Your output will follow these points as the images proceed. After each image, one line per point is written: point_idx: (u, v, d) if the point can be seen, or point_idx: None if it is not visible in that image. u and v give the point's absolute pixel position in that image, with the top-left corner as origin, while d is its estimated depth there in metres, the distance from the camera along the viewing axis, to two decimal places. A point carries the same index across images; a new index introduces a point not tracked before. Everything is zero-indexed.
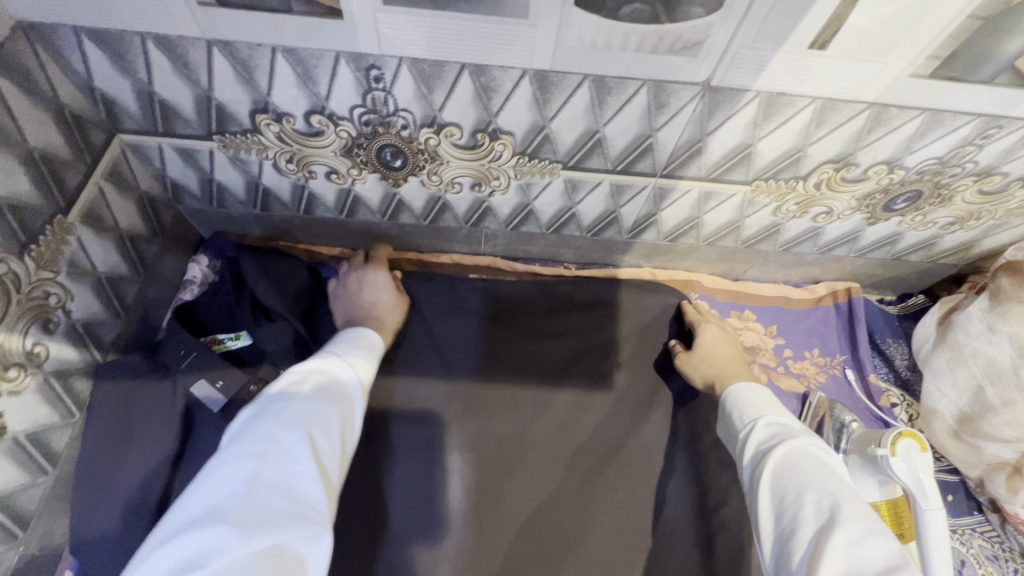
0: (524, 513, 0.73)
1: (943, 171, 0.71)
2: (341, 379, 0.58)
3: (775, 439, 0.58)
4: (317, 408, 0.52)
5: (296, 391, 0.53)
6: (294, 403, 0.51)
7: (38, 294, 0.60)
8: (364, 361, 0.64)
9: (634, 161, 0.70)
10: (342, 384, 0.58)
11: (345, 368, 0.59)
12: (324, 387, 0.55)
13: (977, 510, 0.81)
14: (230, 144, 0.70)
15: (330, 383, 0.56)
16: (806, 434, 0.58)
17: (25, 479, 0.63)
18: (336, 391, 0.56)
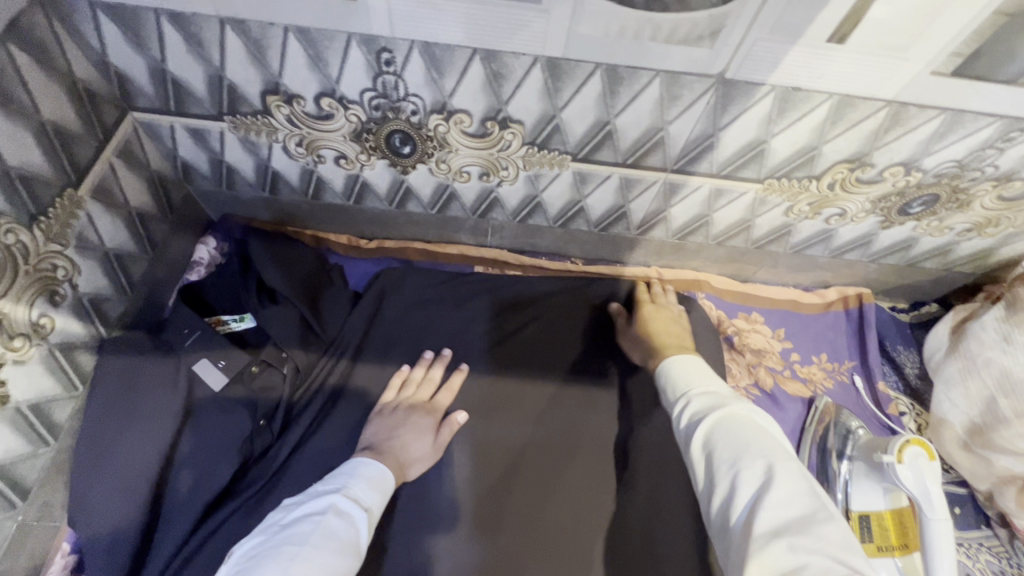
0: (531, 513, 0.71)
1: (961, 174, 0.69)
2: (351, 524, 0.56)
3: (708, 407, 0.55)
4: (320, 561, 0.50)
5: (303, 539, 0.51)
6: (297, 552, 0.50)
7: (46, 266, 0.60)
8: (378, 497, 0.61)
9: (644, 155, 0.70)
10: (352, 527, 0.55)
11: (357, 512, 0.57)
12: (330, 532, 0.53)
13: (985, 524, 0.79)
14: (241, 125, 0.70)
15: (337, 526, 0.54)
16: (735, 399, 0.55)
17: (27, 449, 0.63)
18: (344, 538, 0.54)
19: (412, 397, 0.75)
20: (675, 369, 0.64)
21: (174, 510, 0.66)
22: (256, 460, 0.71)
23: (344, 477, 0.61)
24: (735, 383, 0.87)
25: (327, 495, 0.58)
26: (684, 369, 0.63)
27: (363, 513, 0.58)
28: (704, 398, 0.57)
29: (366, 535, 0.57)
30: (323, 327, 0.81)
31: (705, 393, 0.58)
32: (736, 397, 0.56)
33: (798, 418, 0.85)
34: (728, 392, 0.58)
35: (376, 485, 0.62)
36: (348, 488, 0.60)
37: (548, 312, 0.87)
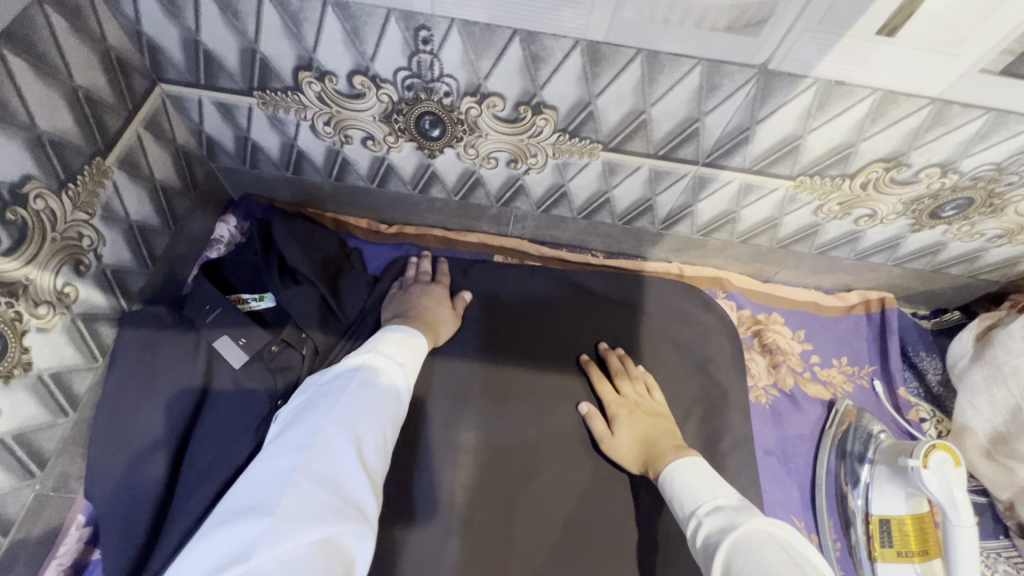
0: (538, 504, 0.72)
1: (998, 178, 0.68)
2: (384, 376, 0.59)
3: (724, 524, 0.52)
4: (360, 407, 0.54)
5: (341, 391, 0.54)
6: (341, 399, 0.53)
7: (72, 235, 0.59)
8: (408, 356, 0.64)
9: (677, 146, 0.69)
10: (385, 381, 0.59)
11: (388, 368, 0.60)
12: (367, 383, 0.57)
13: (1004, 534, 0.78)
14: (270, 101, 0.69)
15: (372, 379, 0.57)
16: (747, 513, 0.52)
17: (47, 418, 0.60)
18: (380, 391, 0.57)
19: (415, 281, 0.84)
20: (680, 477, 0.61)
21: (190, 484, 0.65)
22: None
23: (372, 343, 0.64)
24: (754, 383, 0.86)
25: (360, 354, 0.61)
26: (689, 480, 0.60)
27: (394, 368, 0.61)
28: (713, 515, 0.54)
29: (404, 386, 0.61)
30: (343, 309, 0.81)
31: (712, 510, 0.55)
32: (751, 511, 0.52)
33: (817, 420, 0.84)
34: (737, 504, 0.55)
35: (400, 347, 0.64)
36: (378, 348, 0.62)
37: (567, 305, 0.87)
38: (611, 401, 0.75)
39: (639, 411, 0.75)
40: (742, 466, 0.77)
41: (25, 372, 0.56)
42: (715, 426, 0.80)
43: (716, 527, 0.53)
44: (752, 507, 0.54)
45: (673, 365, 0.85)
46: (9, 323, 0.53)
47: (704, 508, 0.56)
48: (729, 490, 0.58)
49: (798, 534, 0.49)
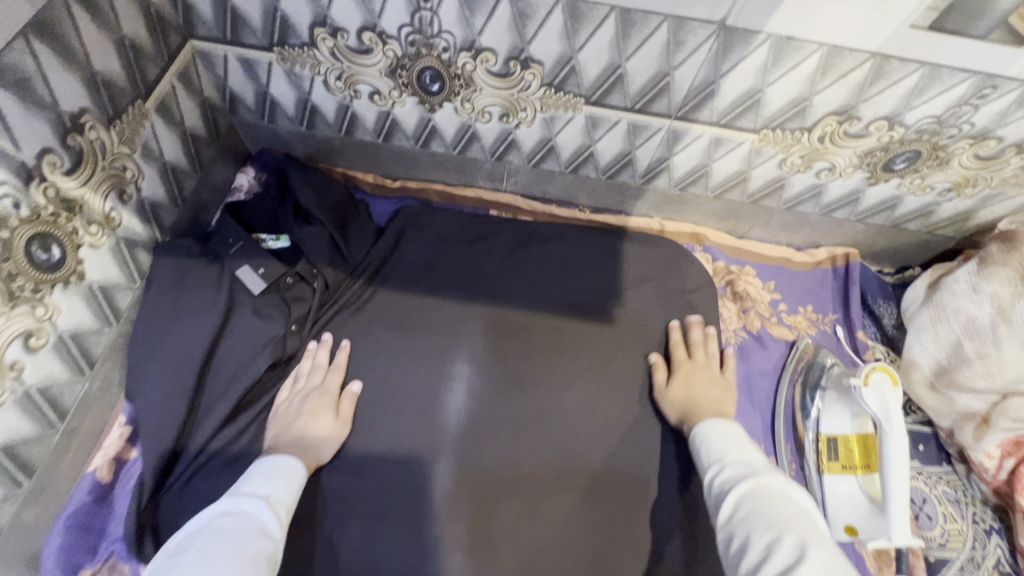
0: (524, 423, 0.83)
1: (940, 131, 0.75)
2: (248, 515, 0.57)
3: (748, 473, 0.59)
4: (223, 548, 0.51)
5: (194, 542, 0.52)
6: (199, 543, 0.52)
7: (116, 166, 0.68)
8: (279, 484, 0.64)
9: (651, 100, 0.77)
10: (251, 517, 0.57)
11: (253, 502, 0.59)
12: (228, 526, 0.54)
13: (946, 461, 0.86)
14: (288, 57, 0.78)
15: (234, 521, 0.55)
16: (772, 472, 0.59)
17: (96, 324, 0.69)
18: (244, 526, 0.55)
19: (306, 385, 0.79)
20: (705, 433, 0.70)
21: (213, 398, 0.76)
22: (285, 362, 0.81)
23: (240, 481, 0.63)
24: (725, 326, 0.95)
25: (222, 498, 0.59)
26: (720, 438, 0.67)
27: (259, 500, 0.60)
28: (737, 467, 0.61)
29: (276, 519, 0.59)
30: (351, 250, 0.89)
31: (738, 463, 0.62)
32: (772, 468, 0.60)
33: (780, 358, 0.92)
34: (765, 462, 0.61)
35: (272, 475, 0.64)
36: (246, 487, 0.62)
37: (552, 252, 0.96)
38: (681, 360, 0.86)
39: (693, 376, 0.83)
40: (708, 395, 0.86)
41: (78, 280, 0.65)
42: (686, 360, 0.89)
43: (736, 476, 0.60)
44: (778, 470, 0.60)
45: (651, 308, 0.93)
46: (68, 235, 0.62)
47: (732, 462, 0.62)
48: (758, 455, 0.64)
49: (808, 496, 0.55)
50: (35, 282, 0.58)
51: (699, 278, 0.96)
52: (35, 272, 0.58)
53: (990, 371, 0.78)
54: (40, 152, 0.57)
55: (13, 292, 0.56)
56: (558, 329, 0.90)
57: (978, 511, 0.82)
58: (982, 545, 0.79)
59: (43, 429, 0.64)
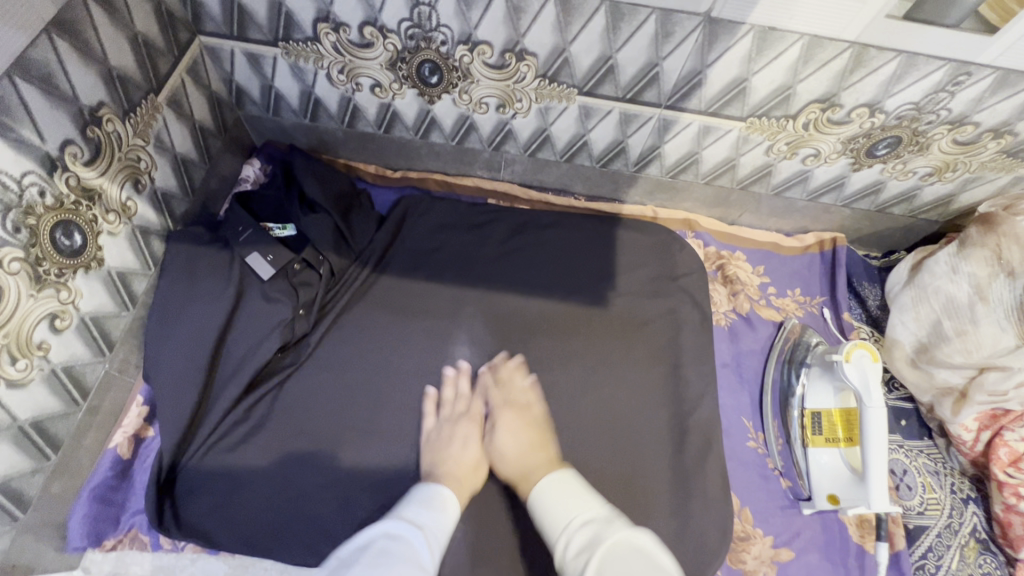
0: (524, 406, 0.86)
1: (919, 117, 0.78)
2: (406, 540, 0.60)
3: (596, 534, 0.59)
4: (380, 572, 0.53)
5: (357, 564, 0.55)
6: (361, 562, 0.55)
7: (131, 157, 0.71)
8: (436, 513, 0.66)
9: (642, 90, 0.80)
10: (408, 543, 0.59)
11: (407, 528, 0.61)
12: (386, 550, 0.57)
13: (927, 435, 0.90)
14: (293, 51, 0.81)
15: (391, 545, 0.58)
16: (612, 526, 0.59)
17: (115, 307, 0.72)
18: (404, 553, 0.57)
19: (453, 411, 0.82)
20: (543, 496, 0.67)
21: (226, 378, 0.80)
22: (293, 344, 0.85)
23: (400, 506, 0.67)
24: (715, 309, 0.98)
25: (381, 522, 0.62)
26: (560, 495, 0.66)
27: (416, 528, 0.62)
28: (585, 528, 0.61)
29: (433, 548, 0.60)
30: (354, 239, 0.93)
31: (584, 523, 0.61)
32: (614, 522, 0.60)
33: (768, 338, 0.96)
34: (606, 516, 0.62)
35: (429, 503, 0.67)
36: (403, 511, 0.65)
37: (549, 239, 1.00)
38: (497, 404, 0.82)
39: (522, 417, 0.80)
40: (698, 374, 0.90)
41: (98, 266, 0.68)
42: (678, 341, 0.93)
43: (587, 541, 0.59)
44: (617, 518, 0.61)
45: (645, 292, 0.97)
46: (88, 222, 0.65)
47: (578, 521, 0.62)
48: (595, 504, 0.65)
49: (651, 539, 0.57)
50: (59, 267, 0.62)
51: (691, 262, 0.99)
52: (59, 257, 0.62)
53: (967, 347, 0.82)
54: (63, 143, 0.60)
55: (40, 276, 0.60)
56: (554, 312, 0.94)
57: (956, 481, 0.86)
58: (958, 513, 0.84)
59: (67, 406, 0.68)
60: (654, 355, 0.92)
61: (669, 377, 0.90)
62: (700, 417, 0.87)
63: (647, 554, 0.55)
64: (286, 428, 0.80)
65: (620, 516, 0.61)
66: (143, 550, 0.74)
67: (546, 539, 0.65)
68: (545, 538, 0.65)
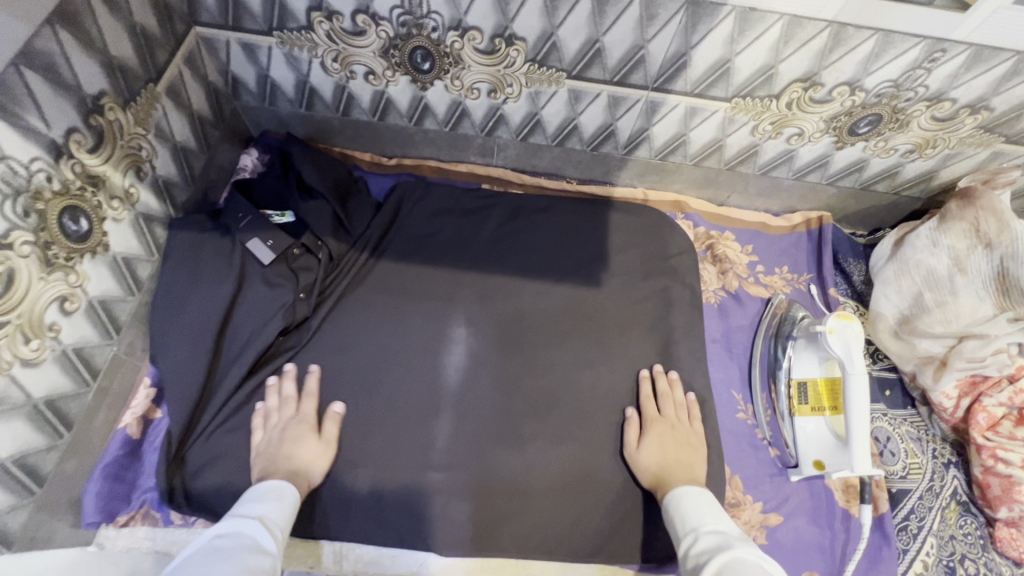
0: (513, 387, 0.89)
1: (898, 94, 0.81)
2: (241, 533, 0.61)
3: (721, 542, 0.63)
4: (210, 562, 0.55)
5: (191, 558, 0.56)
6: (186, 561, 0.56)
7: (132, 145, 0.73)
8: (274, 503, 0.69)
9: (629, 73, 0.82)
10: (244, 536, 0.61)
11: (247, 522, 0.63)
12: (221, 545, 0.58)
13: (910, 404, 0.93)
14: (287, 40, 0.83)
15: (228, 540, 0.59)
16: (741, 541, 0.62)
17: (121, 292, 0.75)
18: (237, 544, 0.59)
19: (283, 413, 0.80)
20: (685, 500, 0.73)
21: (231, 359, 0.82)
22: (295, 328, 0.88)
23: (237, 504, 0.68)
24: (706, 287, 1.01)
25: (219, 522, 0.63)
26: (696, 503, 0.71)
27: (254, 521, 0.64)
28: (713, 535, 0.65)
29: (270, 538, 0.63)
30: (352, 225, 0.95)
31: (712, 531, 0.65)
32: (744, 539, 0.63)
33: (756, 314, 0.99)
34: (737, 534, 0.65)
35: (263, 496, 0.69)
36: (240, 509, 0.66)
37: (542, 222, 1.02)
38: (650, 417, 0.85)
39: (666, 428, 0.83)
40: (688, 349, 0.93)
41: (104, 251, 0.70)
42: (669, 318, 0.96)
43: (711, 546, 0.63)
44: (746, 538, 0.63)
45: (636, 273, 0.99)
46: (94, 208, 0.67)
47: (705, 527, 0.66)
48: (731, 524, 0.68)
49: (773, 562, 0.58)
50: (68, 251, 0.64)
51: (681, 242, 1.02)
52: (68, 242, 0.64)
53: (947, 318, 0.86)
54: (68, 131, 0.62)
55: (50, 259, 0.62)
56: (548, 294, 0.96)
57: (937, 447, 0.89)
58: (939, 477, 0.87)
59: (78, 386, 0.70)
60: (646, 332, 0.94)
61: (661, 353, 0.93)
62: (691, 391, 0.90)
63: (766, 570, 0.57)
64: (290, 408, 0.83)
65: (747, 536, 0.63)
66: (155, 526, 0.77)
67: (675, 538, 0.70)
68: (674, 534, 0.70)
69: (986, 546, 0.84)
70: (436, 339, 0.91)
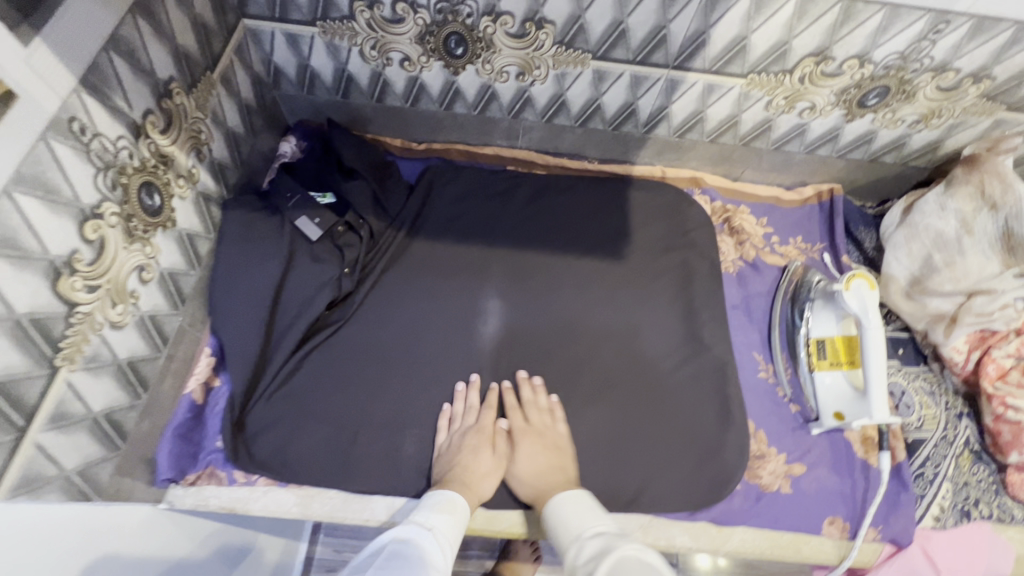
0: (542, 359, 0.94)
1: (905, 66, 0.86)
2: (418, 546, 0.65)
3: (607, 544, 0.65)
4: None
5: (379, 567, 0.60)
6: (374, 571, 0.59)
7: (194, 129, 0.79)
8: (445, 515, 0.72)
9: (651, 52, 0.87)
10: (421, 550, 0.65)
11: (423, 536, 0.67)
12: (400, 556, 0.63)
13: (923, 361, 0.98)
14: (329, 30, 0.89)
15: (406, 552, 0.63)
16: (622, 539, 0.65)
17: (185, 265, 0.81)
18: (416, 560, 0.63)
19: (464, 425, 0.85)
20: (562, 506, 0.75)
21: (283, 330, 0.88)
22: (340, 301, 0.93)
23: (418, 510, 0.73)
24: (724, 257, 1.06)
25: (404, 527, 0.68)
26: (575, 510, 0.73)
27: (429, 535, 0.68)
28: (596, 538, 0.67)
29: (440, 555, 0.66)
30: (389, 205, 1.01)
31: (596, 535, 0.68)
32: (622, 538, 0.67)
33: (773, 281, 1.04)
34: (615, 532, 0.69)
35: (438, 506, 0.73)
36: (422, 516, 0.71)
37: (567, 199, 1.08)
38: (516, 428, 0.84)
39: (518, 433, 0.84)
40: (710, 314, 0.98)
41: (173, 225, 0.76)
42: (690, 285, 1.01)
43: (595, 548, 0.65)
44: (624, 535, 0.67)
45: (658, 245, 1.05)
46: (165, 185, 0.73)
47: (590, 530, 0.69)
48: (606, 523, 0.71)
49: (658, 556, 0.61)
50: (145, 224, 0.70)
51: (700, 215, 1.07)
52: (146, 216, 0.70)
53: (956, 276, 0.91)
54: (145, 113, 0.68)
55: (132, 230, 0.67)
56: (576, 266, 1.02)
57: (951, 400, 0.94)
58: (953, 427, 0.92)
59: (152, 350, 0.76)
60: (670, 299, 1.00)
61: (684, 318, 0.98)
62: (714, 353, 0.95)
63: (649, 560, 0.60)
64: (339, 375, 0.88)
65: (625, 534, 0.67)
66: (220, 485, 0.83)
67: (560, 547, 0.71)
68: (558, 545, 0.72)
69: (998, 491, 0.89)
70: (470, 310, 0.96)
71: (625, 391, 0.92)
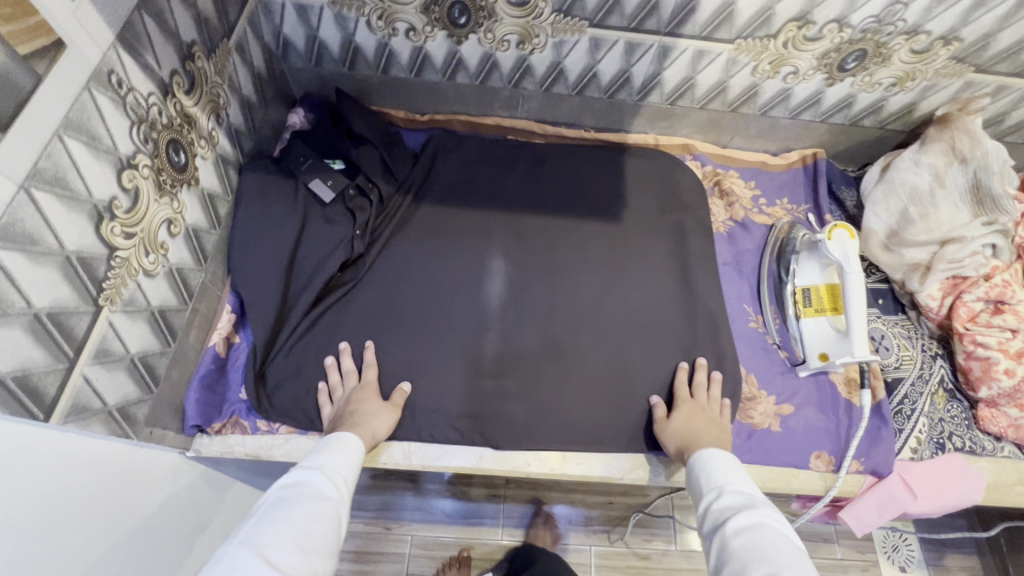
0: (546, 313, 0.99)
1: (880, 29, 0.92)
2: (306, 482, 0.66)
3: (739, 504, 0.66)
4: (278, 516, 0.60)
5: (267, 511, 0.61)
6: (260, 514, 0.61)
7: (213, 92, 0.83)
8: (337, 451, 0.74)
9: (645, 19, 0.93)
10: (313, 485, 0.66)
11: (313, 472, 0.68)
12: (285, 496, 0.64)
13: (900, 310, 1.05)
14: (338, 0, 0.93)
15: (293, 491, 0.65)
16: (763, 504, 0.65)
17: (207, 223, 0.85)
18: (305, 494, 0.64)
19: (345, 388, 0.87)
20: (703, 460, 0.76)
21: (300, 288, 0.92)
22: (353, 261, 0.97)
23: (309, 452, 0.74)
24: (715, 218, 1.12)
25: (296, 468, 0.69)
26: (717, 465, 0.74)
27: (318, 470, 0.69)
28: (729, 494, 0.68)
29: (337, 488, 0.68)
30: (396, 170, 1.05)
31: (728, 490, 0.69)
32: (763, 502, 0.66)
33: (761, 240, 1.10)
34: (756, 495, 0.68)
35: (331, 445, 0.74)
36: (311, 457, 0.72)
37: (566, 165, 1.13)
38: (681, 396, 0.91)
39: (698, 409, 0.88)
40: (702, 269, 1.04)
41: (196, 183, 0.80)
42: (684, 243, 1.07)
43: (727, 506, 0.66)
44: (766, 500, 0.66)
45: (653, 207, 1.10)
46: (189, 144, 0.77)
47: (726, 487, 0.69)
48: (747, 483, 0.71)
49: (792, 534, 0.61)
50: (173, 179, 0.74)
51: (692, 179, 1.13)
52: (173, 171, 0.74)
53: (929, 227, 0.98)
54: (172, 73, 0.72)
55: (161, 184, 0.71)
56: (576, 228, 1.07)
57: (927, 344, 1.01)
58: (928, 367, 0.99)
59: (180, 302, 0.80)
60: (665, 256, 1.05)
61: (679, 273, 1.04)
62: (707, 304, 1.01)
63: (782, 533, 0.61)
64: (354, 329, 0.92)
65: (768, 500, 0.66)
66: (244, 434, 0.87)
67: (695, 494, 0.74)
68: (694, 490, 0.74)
69: (970, 425, 0.96)
70: (477, 268, 1.01)
71: (625, 341, 0.97)
